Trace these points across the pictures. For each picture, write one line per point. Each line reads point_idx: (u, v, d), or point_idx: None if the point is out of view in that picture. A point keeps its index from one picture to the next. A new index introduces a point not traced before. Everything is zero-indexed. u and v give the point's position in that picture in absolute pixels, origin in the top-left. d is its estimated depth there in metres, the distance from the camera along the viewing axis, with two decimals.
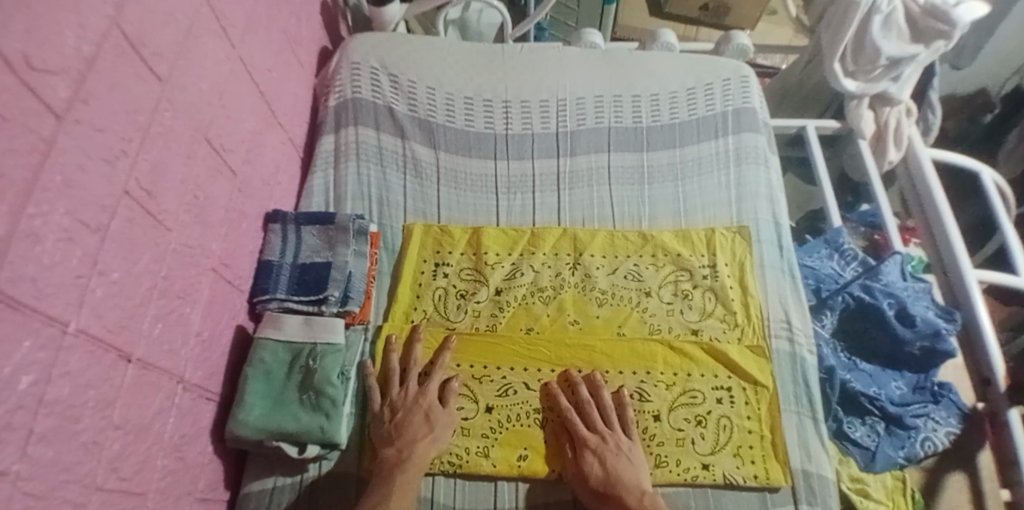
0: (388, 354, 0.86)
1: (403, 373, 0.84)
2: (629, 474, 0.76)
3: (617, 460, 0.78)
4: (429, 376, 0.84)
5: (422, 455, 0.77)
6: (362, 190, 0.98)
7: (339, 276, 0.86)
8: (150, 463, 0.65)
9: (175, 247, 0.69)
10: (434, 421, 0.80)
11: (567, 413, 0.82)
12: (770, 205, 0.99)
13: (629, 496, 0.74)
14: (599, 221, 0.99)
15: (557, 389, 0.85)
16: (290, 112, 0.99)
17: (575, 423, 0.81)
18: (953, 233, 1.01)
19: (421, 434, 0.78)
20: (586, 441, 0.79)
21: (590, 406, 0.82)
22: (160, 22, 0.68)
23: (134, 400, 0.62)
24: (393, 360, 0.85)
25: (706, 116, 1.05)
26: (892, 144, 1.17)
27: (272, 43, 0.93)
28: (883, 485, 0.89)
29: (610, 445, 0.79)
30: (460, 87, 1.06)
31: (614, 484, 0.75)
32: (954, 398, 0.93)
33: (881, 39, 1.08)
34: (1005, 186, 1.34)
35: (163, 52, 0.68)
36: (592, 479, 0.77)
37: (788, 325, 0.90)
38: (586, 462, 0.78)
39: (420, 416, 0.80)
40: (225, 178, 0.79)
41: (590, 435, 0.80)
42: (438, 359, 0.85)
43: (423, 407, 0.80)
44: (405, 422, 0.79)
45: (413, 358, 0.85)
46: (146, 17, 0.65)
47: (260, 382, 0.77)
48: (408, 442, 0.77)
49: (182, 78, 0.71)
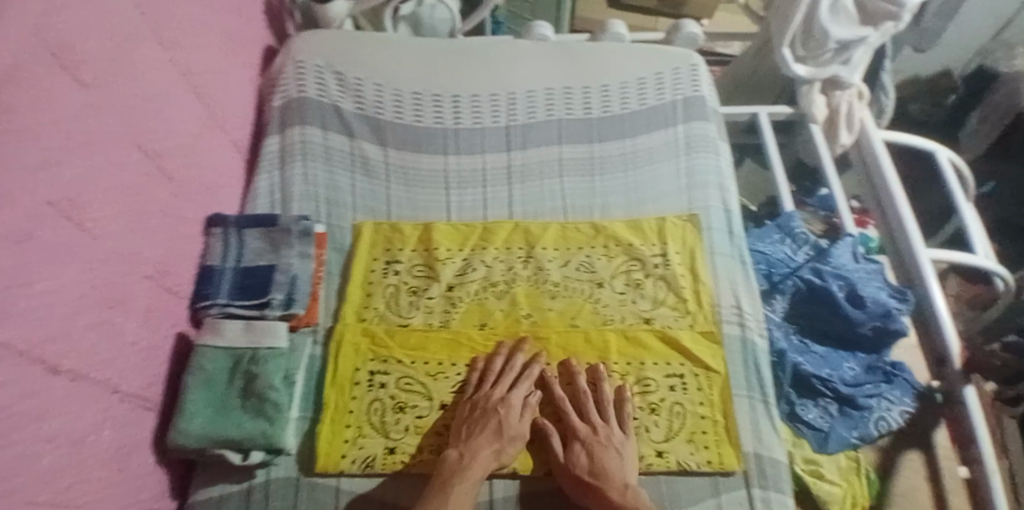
0: (491, 356, 0.85)
1: (497, 375, 0.84)
2: (615, 468, 0.76)
3: (605, 453, 0.77)
4: (518, 383, 0.83)
5: (483, 463, 0.76)
6: (309, 190, 0.97)
7: (282, 280, 0.85)
8: (86, 475, 0.64)
9: (105, 256, 0.67)
10: (505, 433, 0.78)
11: (559, 402, 0.83)
12: (720, 193, 1.00)
13: (611, 489, 0.74)
14: (550, 215, 0.99)
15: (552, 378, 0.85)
16: (233, 114, 0.97)
17: (570, 416, 0.82)
18: (904, 213, 1.03)
19: (488, 439, 0.77)
20: (577, 432, 0.80)
21: (586, 396, 0.83)
22: (84, 29, 0.66)
23: (67, 411, 0.61)
24: (497, 360, 0.84)
25: (656, 106, 1.04)
26: (844, 128, 1.17)
27: (213, 45, 0.91)
28: (837, 466, 0.90)
29: (595, 438, 0.79)
30: (409, 82, 1.04)
31: (598, 475, 0.75)
32: (907, 377, 0.94)
33: (829, 23, 1.07)
34: (962, 166, 1.35)
35: (89, 58, 0.66)
36: (577, 468, 0.77)
37: (739, 311, 0.90)
38: (574, 453, 0.78)
39: (494, 422, 0.79)
40: (160, 183, 0.78)
41: (580, 427, 0.81)
42: (531, 367, 0.84)
43: (499, 414, 0.79)
44: (480, 424, 0.79)
45: (513, 361, 0.84)
46: (69, 23, 0.63)
47: (201, 390, 0.76)
48: (473, 446, 0.77)
49: (110, 85, 0.70)
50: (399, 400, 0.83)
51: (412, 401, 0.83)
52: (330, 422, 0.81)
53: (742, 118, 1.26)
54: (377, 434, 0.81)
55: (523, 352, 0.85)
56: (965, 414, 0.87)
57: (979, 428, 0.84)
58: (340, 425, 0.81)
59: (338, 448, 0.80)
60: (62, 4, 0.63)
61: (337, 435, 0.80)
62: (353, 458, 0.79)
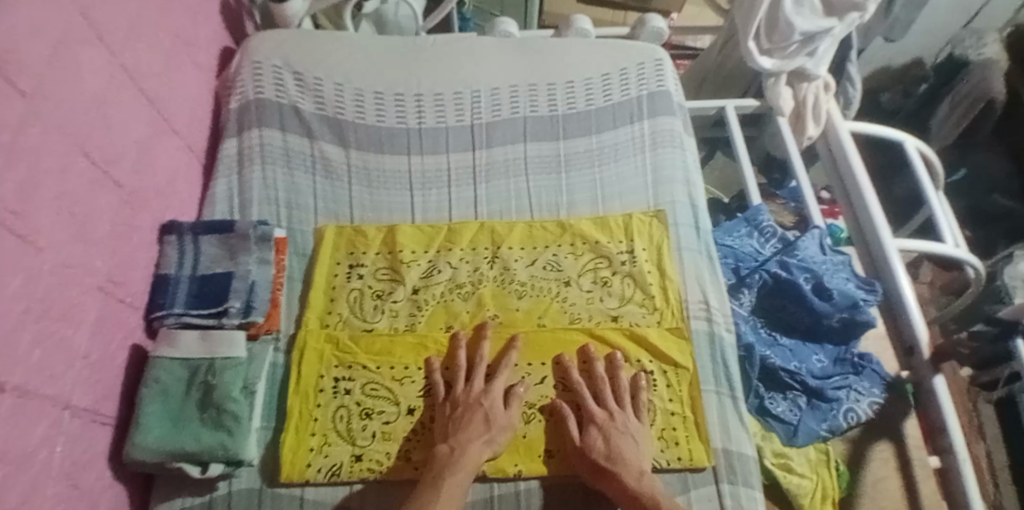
0: (453, 351, 0.85)
1: (468, 372, 0.83)
2: (630, 453, 0.76)
3: (620, 438, 0.78)
4: (494, 376, 0.82)
5: (475, 454, 0.75)
6: (269, 194, 0.95)
7: (240, 287, 0.83)
8: (39, 492, 0.60)
9: (51, 268, 0.63)
10: (494, 424, 0.78)
11: (576, 387, 0.83)
12: (686, 188, 0.99)
13: (626, 474, 0.74)
14: (516, 214, 0.98)
15: (570, 367, 0.84)
16: (186, 118, 0.95)
17: (586, 400, 0.81)
18: (872, 204, 1.03)
19: (477, 433, 0.77)
20: (593, 416, 0.80)
21: (603, 383, 0.83)
22: (27, 34, 0.62)
23: (15, 428, 0.57)
24: (461, 354, 0.84)
25: (621, 102, 1.04)
26: (811, 120, 1.18)
27: (164, 48, 0.88)
28: (806, 459, 0.90)
29: (611, 423, 0.79)
30: (370, 82, 1.03)
31: (614, 461, 0.75)
32: (875, 368, 0.94)
33: (794, 16, 1.08)
34: (929, 153, 1.35)
35: (31, 68, 0.63)
36: (593, 452, 0.76)
37: (706, 306, 0.90)
38: (590, 436, 0.78)
39: (479, 416, 0.78)
40: (109, 192, 0.74)
41: (597, 411, 0.80)
42: (505, 358, 0.84)
43: (483, 407, 0.79)
44: (465, 418, 0.78)
45: (481, 355, 0.84)
46: (13, 31, 0.60)
47: (157, 402, 0.74)
48: (462, 440, 0.76)
49: (53, 92, 0.66)
50: (364, 406, 0.82)
51: (378, 407, 0.82)
52: (294, 431, 0.80)
53: (709, 112, 1.26)
54: (344, 442, 0.79)
55: (488, 340, 0.85)
56: (934, 402, 0.89)
57: (949, 416, 0.86)
58: (305, 433, 0.80)
59: (303, 456, 0.78)
60: (2, 10, 0.59)
61: (302, 443, 0.79)
62: (319, 467, 0.78)
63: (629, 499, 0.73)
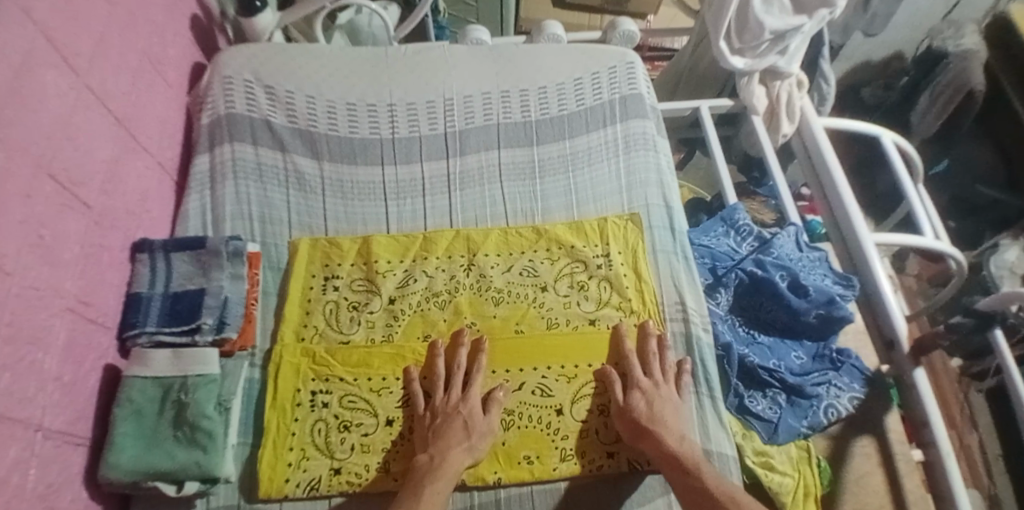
0: (431, 358, 0.85)
1: (445, 379, 0.83)
2: (671, 418, 0.79)
3: (663, 404, 0.80)
4: (470, 384, 0.82)
5: (455, 462, 0.75)
6: (242, 208, 0.95)
7: (213, 303, 0.83)
8: None
9: (18, 291, 0.62)
10: (474, 430, 0.78)
11: (627, 358, 0.85)
12: (661, 189, 1.00)
13: (668, 436, 0.77)
14: (491, 221, 0.98)
15: (628, 346, 0.86)
16: (155, 135, 0.94)
17: (633, 366, 0.83)
18: (849, 202, 1.03)
19: (457, 441, 0.76)
20: (637, 382, 0.82)
21: (653, 356, 0.85)
22: None
23: None
24: (438, 362, 0.84)
25: (593, 106, 1.04)
26: (785, 118, 1.19)
27: (130, 67, 0.88)
28: (788, 456, 0.90)
29: (655, 390, 0.81)
30: (341, 94, 1.03)
31: (657, 423, 0.77)
32: (854, 363, 0.95)
33: (763, 15, 1.08)
34: (907, 147, 1.35)
35: None
36: (635, 413, 0.79)
37: (682, 306, 0.91)
38: (633, 399, 0.80)
39: (459, 423, 0.78)
40: (77, 213, 0.73)
41: (643, 376, 0.82)
42: (475, 365, 0.83)
43: (462, 415, 0.79)
44: (444, 426, 0.78)
45: (457, 363, 0.84)
46: None
47: (129, 422, 0.73)
48: (441, 449, 0.76)
49: (17, 115, 0.65)
50: (342, 419, 0.81)
51: (357, 419, 0.81)
52: (272, 446, 0.79)
53: (684, 113, 1.27)
54: (322, 456, 0.79)
55: (466, 348, 0.85)
56: (916, 395, 0.89)
57: (931, 407, 0.86)
58: (283, 448, 0.79)
59: (281, 472, 0.78)
60: None
61: (280, 459, 0.78)
62: (297, 482, 0.77)
63: (670, 460, 0.75)
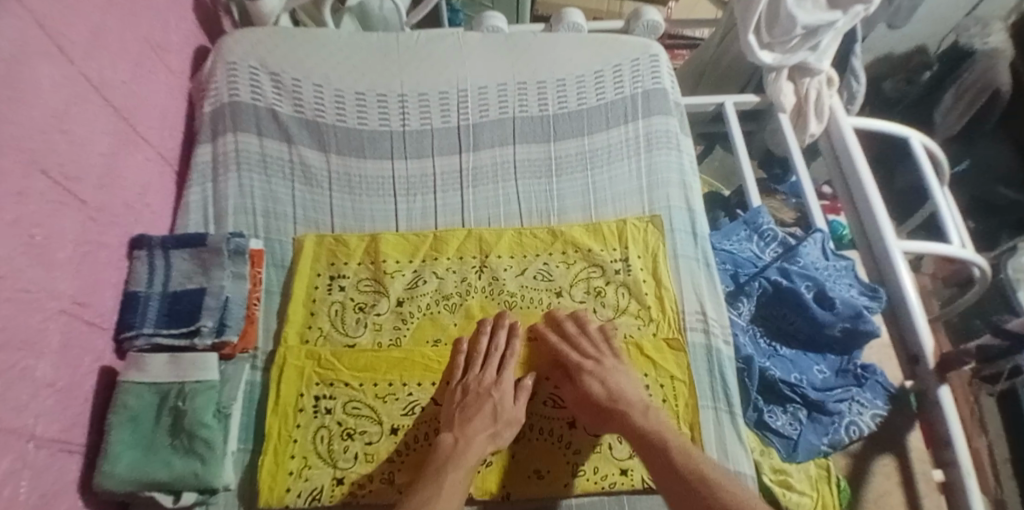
0: (476, 335, 0.82)
1: (484, 356, 0.81)
2: (630, 392, 0.76)
3: (614, 376, 0.77)
4: (504, 366, 0.80)
5: (481, 448, 0.73)
6: (244, 202, 0.91)
7: (213, 304, 0.79)
8: None
9: (10, 294, 0.58)
10: (501, 417, 0.76)
11: (559, 346, 0.81)
12: (683, 191, 0.95)
13: (632, 412, 0.74)
14: (505, 221, 0.94)
15: (572, 325, 0.83)
16: (156, 124, 0.90)
17: (569, 354, 0.80)
18: (880, 214, 0.98)
19: (481, 428, 0.74)
20: (583, 367, 0.78)
21: (582, 337, 0.81)
22: None
23: None
24: (500, 335, 0.82)
25: (614, 100, 0.99)
26: (813, 116, 1.13)
27: (130, 52, 0.83)
28: (806, 475, 0.86)
29: (601, 370, 0.78)
30: (351, 83, 0.98)
31: (617, 401, 0.75)
32: (878, 379, 0.90)
33: (795, 7, 1.02)
34: (935, 148, 1.29)
35: None
36: (593, 398, 0.76)
37: (703, 316, 0.87)
38: (585, 383, 0.77)
39: (488, 410, 0.76)
40: (73, 210, 0.69)
41: (585, 359, 0.79)
42: (509, 348, 0.82)
43: (494, 399, 0.77)
44: (474, 408, 0.76)
45: (496, 344, 0.81)
46: None
47: (125, 429, 0.70)
48: (467, 432, 0.74)
49: (10, 110, 0.61)
50: (346, 426, 0.78)
51: (360, 426, 0.78)
52: (273, 454, 0.76)
53: (707, 109, 1.22)
54: (325, 464, 0.76)
55: (514, 335, 0.82)
56: (940, 415, 0.85)
57: (955, 430, 0.82)
58: (284, 455, 0.76)
59: (282, 481, 0.75)
60: None
61: (280, 466, 0.75)
62: (298, 491, 0.75)
63: (638, 439, 0.72)
